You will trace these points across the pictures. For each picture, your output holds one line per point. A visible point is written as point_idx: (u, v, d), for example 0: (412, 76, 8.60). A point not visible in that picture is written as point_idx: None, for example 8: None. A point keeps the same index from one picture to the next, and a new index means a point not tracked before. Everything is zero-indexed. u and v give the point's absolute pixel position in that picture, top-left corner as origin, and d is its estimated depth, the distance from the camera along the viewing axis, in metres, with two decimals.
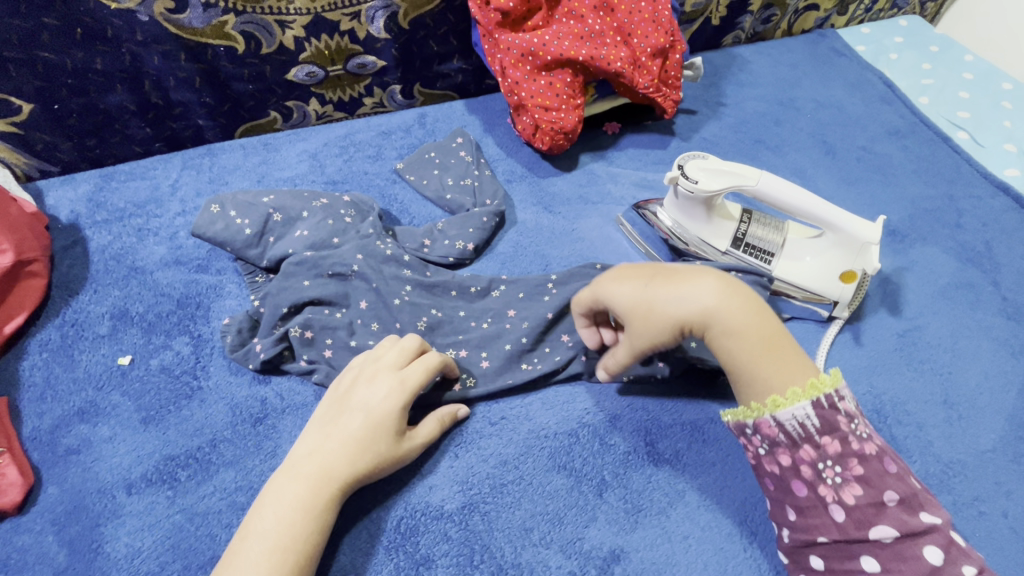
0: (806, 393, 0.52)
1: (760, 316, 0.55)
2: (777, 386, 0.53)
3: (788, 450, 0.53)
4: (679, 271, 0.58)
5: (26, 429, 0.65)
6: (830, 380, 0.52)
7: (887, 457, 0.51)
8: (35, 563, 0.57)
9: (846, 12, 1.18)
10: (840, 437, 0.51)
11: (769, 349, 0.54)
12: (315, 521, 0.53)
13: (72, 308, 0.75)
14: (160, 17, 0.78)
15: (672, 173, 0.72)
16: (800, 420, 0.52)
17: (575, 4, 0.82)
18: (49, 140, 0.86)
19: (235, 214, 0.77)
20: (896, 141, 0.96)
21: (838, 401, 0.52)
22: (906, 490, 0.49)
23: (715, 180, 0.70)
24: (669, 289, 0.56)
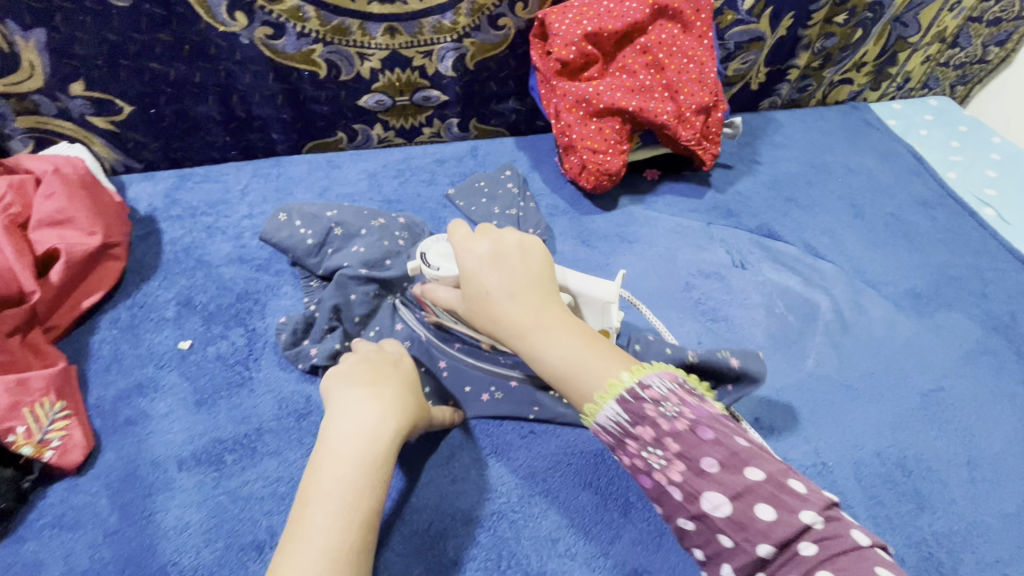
0: (609, 394, 0.53)
1: (575, 329, 0.58)
2: (592, 388, 0.55)
3: (623, 450, 0.54)
4: (534, 279, 0.61)
5: (91, 396, 0.70)
6: (628, 377, 0.54)
7: (701, 425, 0.50)
8: (87, 522, 0.60)
9: (879, 88, 1.25)
10: (651, 423, 0.51)
11: (535, 360, 0.57)
12: (371, 470, 0.55)
13: (143, 291, 0.81)
14: (259, 41, 0.87)
15: (415, 263, 0.69)
16: (614, 419, 0.53)
17: (629, 60, 0.90)
18: (139, 140, 0.95)
19: (299, 224, 0.84)
20: (924, 211, 1.01)
21: (641, 390, 0.53)
22: (723, 452, 0.49)
23: (451, 269, 0.67)
24: (512, 297, 0.59)
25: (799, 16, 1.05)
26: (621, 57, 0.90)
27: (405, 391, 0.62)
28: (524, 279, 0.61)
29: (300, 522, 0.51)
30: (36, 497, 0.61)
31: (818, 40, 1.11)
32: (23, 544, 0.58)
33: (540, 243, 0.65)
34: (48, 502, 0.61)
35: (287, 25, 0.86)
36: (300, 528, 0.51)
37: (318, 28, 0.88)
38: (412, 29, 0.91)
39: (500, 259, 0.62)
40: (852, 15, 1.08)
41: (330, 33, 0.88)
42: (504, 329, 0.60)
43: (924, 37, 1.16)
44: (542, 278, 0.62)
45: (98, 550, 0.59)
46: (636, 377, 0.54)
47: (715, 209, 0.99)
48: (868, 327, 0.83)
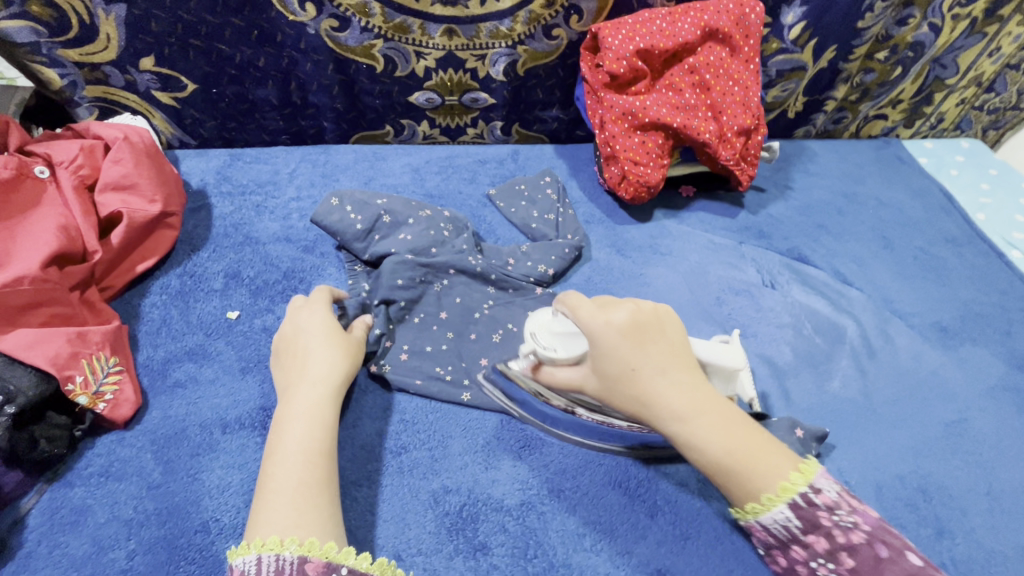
0: (783, 497, 0.57)
1: (733, 416, 0.61)
2: (767, 484, 0.57)
3: (783, 552, 0.59)
4: (676, 359, 0.63)
5: (142, 356, 0.73)
6: (801, 480, 0.57)
7: (877, 541, 0.54)
8: (133, 475, 0.63)
9: (912, 125, 1.27)
10: (826, 534, 0.55)
11: (729, 461, 0.58)
12: (314, 421, 0.61)
13: (193, 261, 0.84)
14: (325, 33, 0.90)
15: (528, 345, 0.68)
16: (782, 522, 0.57)
17: (676, 78, 0.93)
18: (198, 117, 0.99)
19: (351, 210, 0.86)
20: (952, 248, 1.03)
21: (814, 495, 0.56)
22: (899, 572, 0.52)
23: (570, 343, 0.66)
24: (665, 375, 0.61)
25: (841, 49, 1.07)
26: (669, 75, 0.93)
27: (330, 348, 0.67)
28: (662, 351, 0.62)
29: (263, 469, 0.58)
30: (85, 446, 0.64)
31: (857, 74, 1.13)
32: (72, 490, 0.61)
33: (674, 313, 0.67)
34: (97, 452, 0.64)
35: (353, 20, 0.90)
36: (264, 474, 0.57)
37: (381, 25, 0.91)
38: (470, 32, 0.94)
39: (644, 330, 0.63)
40: (893, 53, 1.10)
41: (392, 30, 0.92)
42: (653, 412, 0.61)
43: (961, 80, 1.19)
44: (683, 356, 0.63)
45: (143, 502, 0.61)
46: (807, 479, 0.57)
47: (747, 229, 1.01)
48: (893, 355, 0.85)
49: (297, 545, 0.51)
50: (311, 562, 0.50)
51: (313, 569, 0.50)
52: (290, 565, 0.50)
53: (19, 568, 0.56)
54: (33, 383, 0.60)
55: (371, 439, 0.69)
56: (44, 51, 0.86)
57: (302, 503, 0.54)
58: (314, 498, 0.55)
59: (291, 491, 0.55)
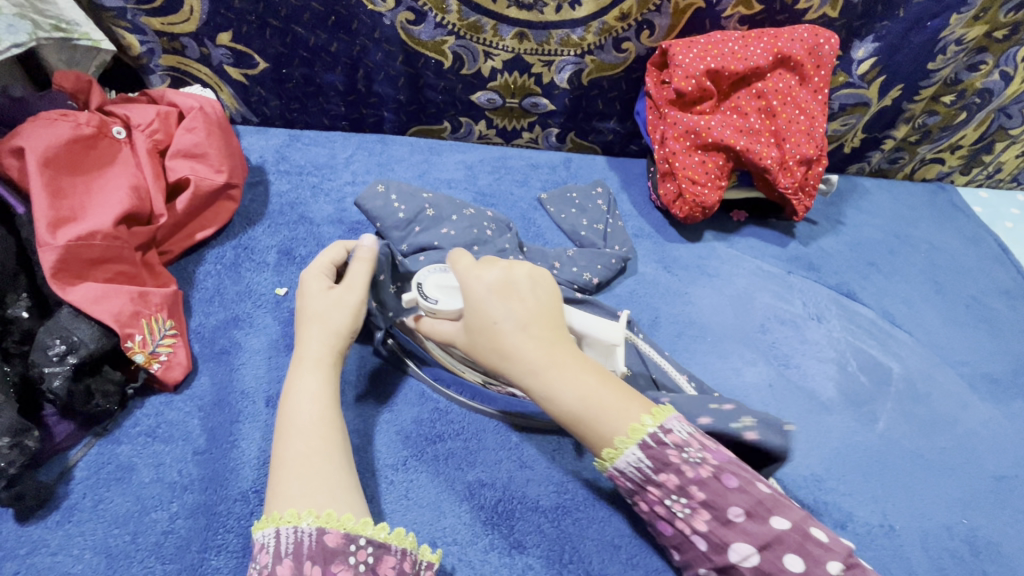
0: (632, 439, 0.55)
1: (588, 365, 0.59)
2: (611, 433, 0.56)
3: (643, 494, 0.58)
4: (542, 311, 0.60)
5: (194, 322, 0.74)
6: (650, 421, 0.56)
7: (726, 472, 0.55)
8: (179, 438, 0.63)
9: (968, 173, 1.24)
10: (675, 470, 0.55)
11: (580, 419, 0.57)
12: (315, 396, 0.60)
13: (248, 234, 0.85)
14: (400, 25, 0.92)
15: (409, 295, 0.64)
16: (635, 465, 0.56)
17: (742, 102, 0.92)
18: (263, 95, 1.00)
19: (395, 198, 0.84)
20: (1006, 300, 1.01)
21: (664, 435, 0.55)
22: (749, 501, 0.53)
23: (450, 301, 0.63)
24: (524, 330, 0.59)
25: (908, 89, 1.06)
26: (735, 97, 0.93)
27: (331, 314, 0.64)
28: (535, 310, 0.60)
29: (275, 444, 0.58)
30: (134, 405, 0.64)
31: (920, 115, 1.12)
32: (119, 446, 0.61)
33: (547, 274, 0.64)
34: (145, 412, 0.64)
35: (429, 15, 0.91)
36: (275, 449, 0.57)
37: (456, 22, 0.92)
38: (541, 38, 0.95)
39: (505, 285, 0.61)
40: (959, 98, 1.09)
41: (465, 28, 0.93)
42: (513, 365, 0.59)
43: None
44: (551, 313, 0.61)
45: (186, 466, 0.61)
46: (658, 421, 0.56)
47: (798, 260, 1.00)
48: (942, 401, 0.83)
49: (315, 516, 0.51)
50: (330, 533, 0.51)
51: (332, 540, 0.51)
52: (308, 536, 0.50)
53: (65, 518, 0.56)
54: (94, 337, 0.61)
55: (411, 426, 0.69)
56: (129, 16, 0.88)
57: (304, 475, 0.54)
58: (333, 471, 0.55)
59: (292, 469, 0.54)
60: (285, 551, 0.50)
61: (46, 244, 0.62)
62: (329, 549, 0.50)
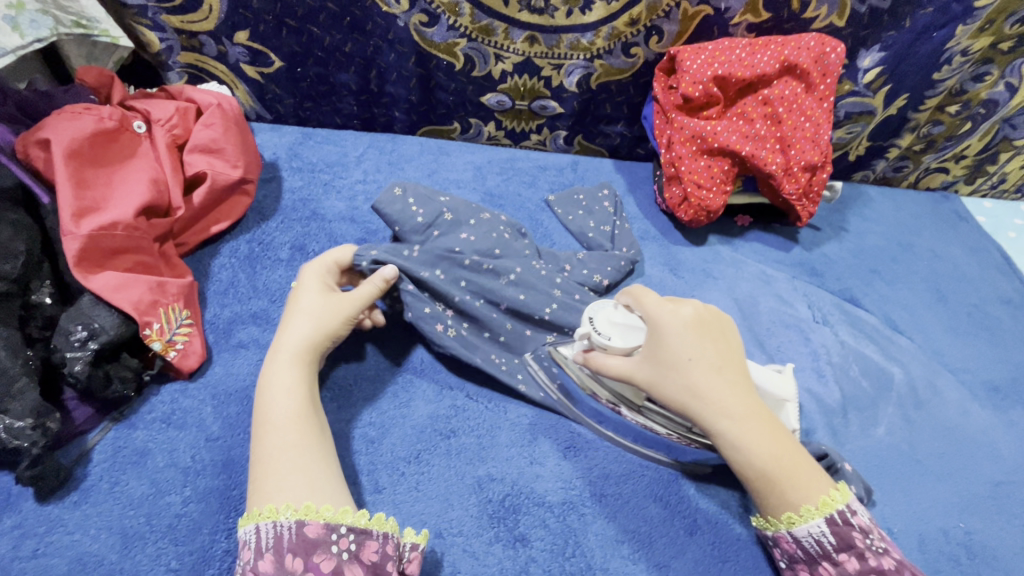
0: (821, 511, 0.58)
1: (779, 427, 0.62)
2: (796, 499, 0.59)
3: (807, 565, 0.59)
4: (730, 358, 0.64)
5: (208, 313, 0.75)
6: (840, 498, 0.59)
7: (906, 569, 0.56)
8: (193, 424, 0.65)
9: (972, 183, 1.25)
10: (858, 554, 0.57)
11: (766, 478, 0.59)
12: (289, 392, 0.62)
13: (262, 229, 0.87)
14: (413, 26, 0.94)
15: (584, 329, 0.66)
16: (817, 537, 0.58)
17: (748, 108, 0.94)
18: (278, 93, 1.03)
19: (412, 203, 0.82)
20: (1007, 309, 1.02)
21: (851, 516, 0.58)
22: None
23: (631, 336, 0.65)
24: (718, 373, 0.62)
25: (913, 98, 1.08)
26: (741, 104, 0.95)
27: (306, 317, 0.67)
28: (725, 356, 0.64)
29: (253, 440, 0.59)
30: (150, 392, 0.66)
31: (925, 125, 1.13)
32: (134, 431, 0.63)
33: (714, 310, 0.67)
34: (161, 399, 0.66)
35: (442, 17, 0.93)
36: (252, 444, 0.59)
37: (468, 25, 0.94)
38: (551, 42, 0.97)
39: (699, 326, 0.63)
40: (964, 108, 1.10)
41: (477, 31, 0.95)
42: (702, 405, 0.61)
43: None
44: (741, 366, 0.64)
45: (199, 452, 0.62)
46: (845, 499, 0.59)
47: (800, 265, 1.01)
48: (941, 407, 0.84)
49: (294, 510, 0.53)
50: (309, 524, 0.52)
51: (312, 532, 0.52)
52: (287, 530, 0.52)
53: (82, 499, 0.58)
54: (113, 324, 0.62)
55: (421, 420, 0.71)
56: (149, 14, 0.90)
57: (277, 469, 0.56)
58: (307, 468, 0.57)
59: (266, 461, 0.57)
60: (267, 545, 0.51)
61: (70, 233, 0.64)
62: (310, 540, 0.52)
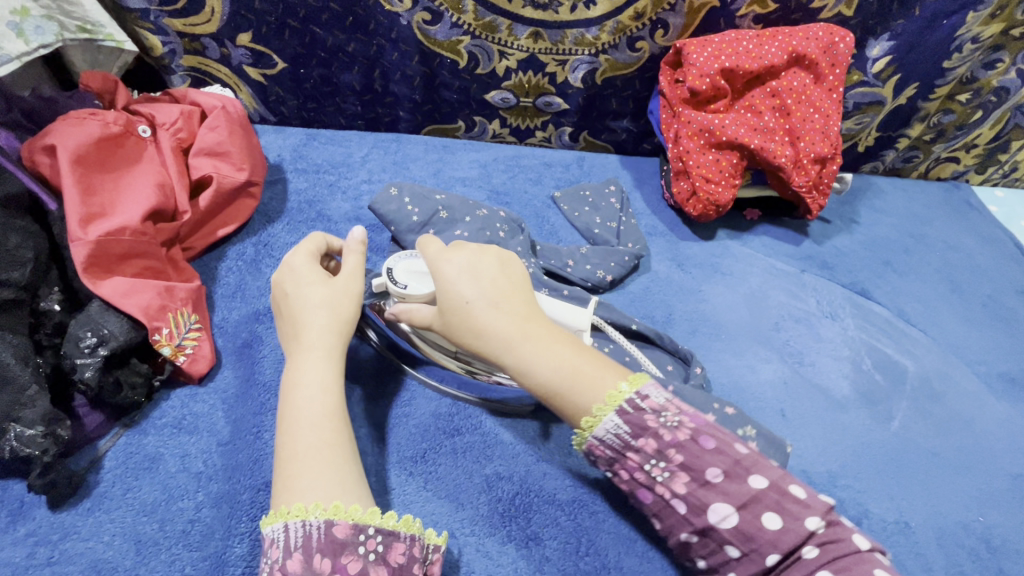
0: (609, 405, 0.56)
1: (567, 340, 0.60)
2: (587, 404, 0.57)
3: (620, 462, 0.57)
4: (512, 285, 0.62)
5: (216, 317, 0.75)
6: (627, 388, 0.56)
7: (703, 434, 0.55)
8: (204, 429, 0.64)
9: (984, 172, 1.24)
10: (654, 434, 0.55)
11: (553, 390, 0.58)
12: (328, 389, 0.60)
13: (268, 232, 0.86)
14: (416, 25, 0.93)
15: (380, 282, 0.67)
16: (614, 432, 0.56)
17: (756, 101, 0.93)
18: (281, 95, 1.02)
19: (408, 201, 0.85)
20: (1022, 299, 1.00)
21: (641, 401, 0.56)
22: (727, 462, 0.54)
23: (421, 285, 0.66)
24: (494, 307, 0.60)
25: (923, 87, 1.06)
26: (749, 96, 0.93)
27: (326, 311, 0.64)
28: (505, 288, 0.62)
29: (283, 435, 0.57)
30: (161, 397, 0.66)
31: (935, 114, 1.12)
32: (146, 436, 0.63)
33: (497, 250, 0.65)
34: (171, 404, 0.66)
35: (445, 15, 0.92)
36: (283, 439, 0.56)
37: (471, 22, 0.93)
38: (555, 37, 0.96)
39: (479, 266, 0.62)
40: (975, 96, 1.08)
41: (480, 28, 0.94)
42: (485, 341, 0.59)
43: None
44: (523, 292, 0.63)
45: (211, 456, 0.62)
46: (636, 387, 0.57)
47: (811, 258, 1.00)
48: (957, 399, 0.83)
49: (324, 509, 0.51)
50: (338, 524, 0.51)
51: (341, 532, 0.51)
52: (318, 529, 0.50)
53: (95, 505, 0.58)
54: (123, 330, 0.62)
55: (430, 420, 0.70)
56: (152, 18, 0.90)
57: (320, 465, 0.54)
58: (335, 466, 0.54)
59: (308, 454, 0.55)
60: (296, 544, 0.50)
61: (78, 239, 0.64)
62: (339, 540, 0.50)
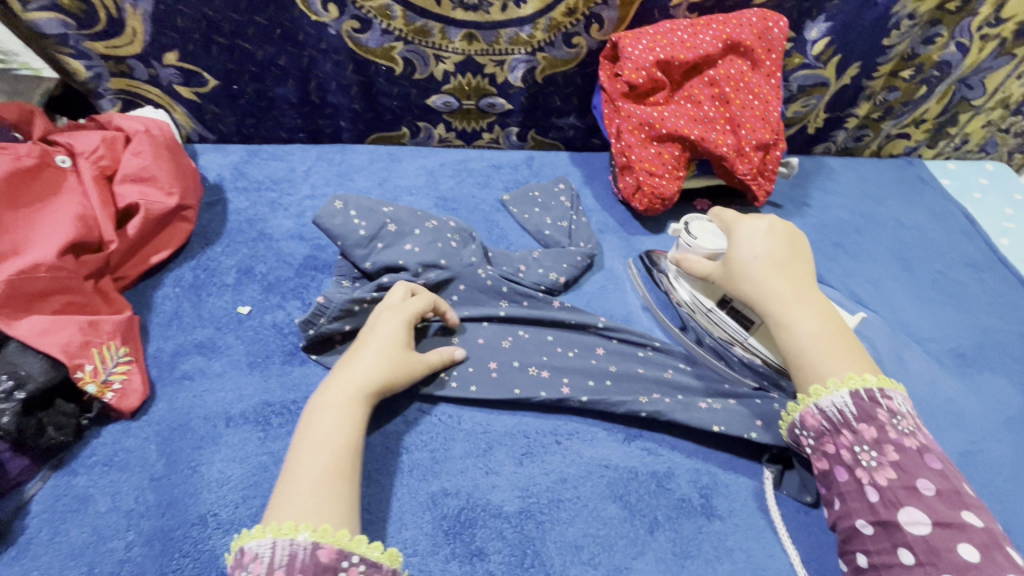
0: (846, 384, 0.63)
1: (831, 318, 0.69)
2: (825, 372, 0.65)
3: (831, 437, 0.62)
4: (798, 261, 0.74)
5: (151, 347, 0.73)
6: (874, 380, 0.62)
7: (929, 454, 0.58)
8: (136, 465, 0.63)
9: (936, 145, 1.24)
10: (878, 425, 0.60)
11: (795, 351, 0.67)
12: (349, 418, 0.61)
13: (206, 255, 0.85)
14: (346, 34, 0.91)
15: (675, 228, 0.82)
16: (840, 407, 0.62)
17: (695, 91, 0.92)
18: (217, 112, 1.00)
19: (355, 214, 0.82)
20: (973, 272, 1.01)
21: (880, 396, 0.61)
22: (945, 485, 0.56)
23: (713, 239, 0.79)
24: (777, 270, 0.72)
25: (865, 66, 1.06)
26: (687, 86, 0.93)
27: (384, 358, 0.66)
28: (792, 259, 0.74)
29: (294, 456, 0.58)
30: (91, 435, 0.65)
31: (880, 92, 1.12)
32: (75, 477, 0.61)
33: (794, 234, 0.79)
34: (103, 441, 0.64)
35: (374, 22, 0.90)
36: (293, 461, 0.57)
37: (402, 28, 0.92)
38: (490, 38, 0.94)
39: (789, 249, 0.75)
40: (918, 72, 1.08)
41: (412, 33, 0.93)
42: (761, 299, 0.71)
43: (988, 101, 1.16)
44: (805, 265, 0.74)
45: (143, 493, 0.61)
46: (882, 385, 0.63)
47: None
48: (907, 379, 0.83)
49: (310, 530, 0.51)
50: (324, 548, 0.50)
51: (326, 556, 0.50)
52: (303, 550, 0.50)
53: (20, 553, 0.56)
54: (42, 370, 0.61)
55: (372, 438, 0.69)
56: (72, 42, 0.88)
57: (321, 490, 0.55)
58: (329, 488, 0.55)
59: (315, 480, 0.55)
60: (280, 563, 0.50)
61: None
62: (322, 564, 0.50)
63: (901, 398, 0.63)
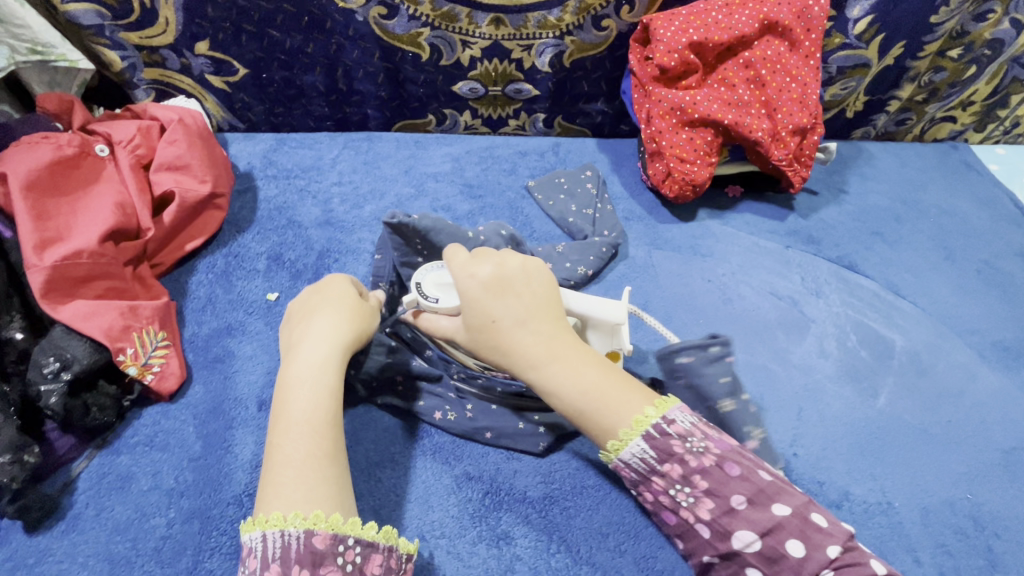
0: (636, 430, 0.55)
1: (561, 347, 0.58)
2: (617, 425, 0.56)
3: (645, 486, 0.57)
4: (507, 290, 0.59)
5: (187, 332, 0.75)
6: (654, 412, 0.55)
7: (727, 460, 0.54)
8: (175, 445, 0.65)
9: (983, 129, 1.18)
10: (678, 459, 0.55)
11: (590, 400, 0.56)
12: (322, 393, 0.58)
13: (238, 242, 0.86)
14: (373, 20, 0.91)
15: None
16: (640, 456, 0.55)
17: (729, 73, 0.89)
18: (247, 101, 1.01)
19: (420, 246, 0.71)
20: (1021, 262, 0.96)
21: (667, 425, 0.55)
22: (750, 488, 0.53)
23: (449, 293, 0.63)
24: (523, 327, 0.58)
25: (910, 46, 1.01)
26: (722, 69, 0.90)
27: (328, 315, 0.64)
28: (494, 288, 0.59)
29: (274, 439, 0.56)
30: (132, 415, 0.67)
31: (926, 72, 1.06)
32: (118, 456, 0.64)
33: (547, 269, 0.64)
34: (143, 422, 0.66)
35: (401, 8, 0.90)
36: (274, 444, 0.55)
37: (429, 13, 0.91)
38: (517, 22, 0.93)
39: (498, 285, 0.59)
40: (967, 50, 1.03)
41: (439, 18, 0.92)
42: (514, 361, 0.58)
43: None
44: (544, 298, 0.60)
45: (182, 472, 0.63)
46: (662, 411, 0.56)
47: (796, 233, 0.97)
48: (948, 372, 0.80)
49: (302, 519, 0.50)
50: (318, 535, 0.50)
51: (320, 542, 0.50)
52: (296, 540, 0.49)
53: (69, 527, 0.59)
54: (86, 353, 0.63)
55: (397, 421, 0.70)
56: (107, 33, 0.89)
57: (309, 476, 0.53)
58: (313, 474, 0.53)
59: (299, 463, 0.54)
60: (274, 555, 0.49)
61: (34, 266, 0.65)
62: (318, 551, 0.50)
63: (678, 412, 0.56)
